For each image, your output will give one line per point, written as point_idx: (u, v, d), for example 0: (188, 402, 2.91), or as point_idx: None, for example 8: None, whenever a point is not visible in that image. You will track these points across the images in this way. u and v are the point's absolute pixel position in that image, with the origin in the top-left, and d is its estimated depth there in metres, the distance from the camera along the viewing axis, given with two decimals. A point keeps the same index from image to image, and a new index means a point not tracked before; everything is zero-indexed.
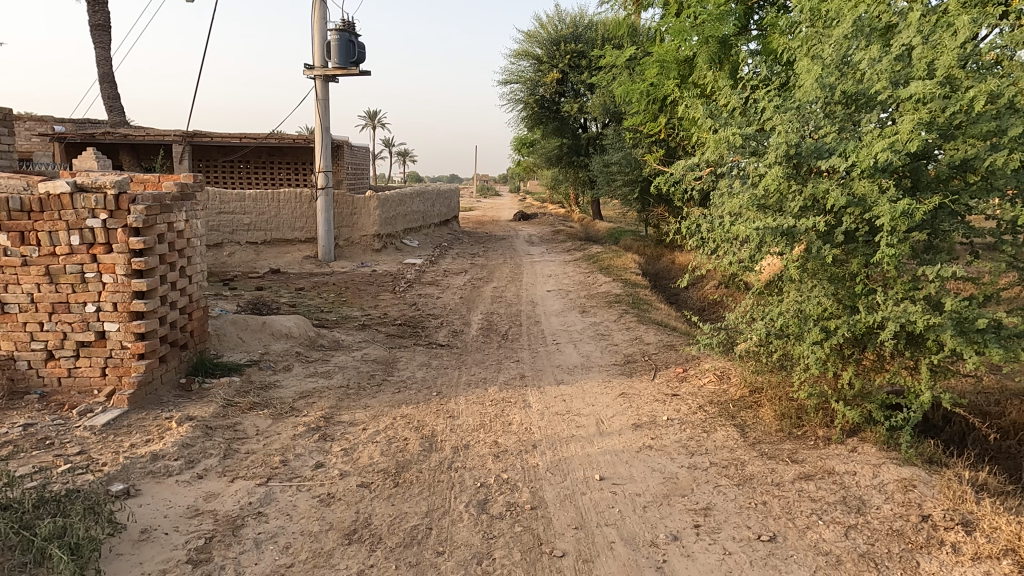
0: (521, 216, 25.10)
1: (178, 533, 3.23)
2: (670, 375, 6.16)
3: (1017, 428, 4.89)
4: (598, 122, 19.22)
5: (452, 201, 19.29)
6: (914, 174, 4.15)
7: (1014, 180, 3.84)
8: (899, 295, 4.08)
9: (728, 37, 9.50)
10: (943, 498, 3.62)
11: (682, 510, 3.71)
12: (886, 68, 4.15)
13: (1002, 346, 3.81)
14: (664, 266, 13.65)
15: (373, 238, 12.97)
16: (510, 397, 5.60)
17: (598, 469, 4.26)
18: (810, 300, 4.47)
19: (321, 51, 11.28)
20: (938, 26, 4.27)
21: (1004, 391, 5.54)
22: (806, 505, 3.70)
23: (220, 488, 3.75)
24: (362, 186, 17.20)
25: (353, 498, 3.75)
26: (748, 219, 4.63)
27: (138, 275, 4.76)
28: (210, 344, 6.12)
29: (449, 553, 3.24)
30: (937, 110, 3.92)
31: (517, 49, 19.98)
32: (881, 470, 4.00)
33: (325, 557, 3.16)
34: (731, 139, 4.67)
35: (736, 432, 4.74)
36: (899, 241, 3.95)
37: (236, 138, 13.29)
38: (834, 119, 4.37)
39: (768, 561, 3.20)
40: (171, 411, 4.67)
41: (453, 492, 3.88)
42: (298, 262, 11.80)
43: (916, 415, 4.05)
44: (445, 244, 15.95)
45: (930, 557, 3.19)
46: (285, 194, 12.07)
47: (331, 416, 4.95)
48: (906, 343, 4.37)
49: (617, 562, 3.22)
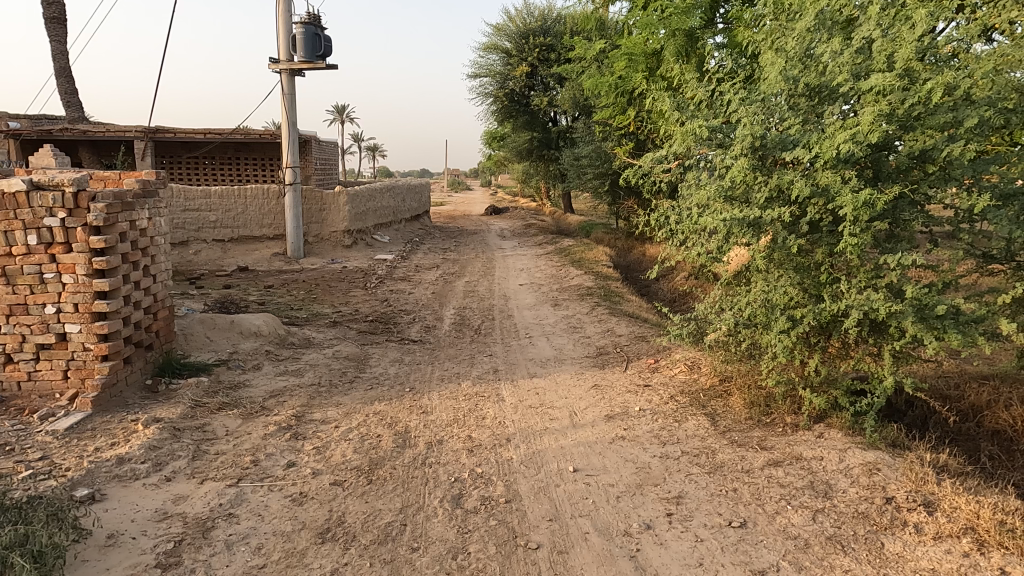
0: (492, 210, 25.03)
1: (146, 538, 3.17)
2: (642, 366, 6.22)
3: (975, 411, 5.12)
4: (568, 116, 19.29)
5: (423, 195, 19.19)
6: (875, 165, 4.23)
7: (970, 170, 3.94)
8: (862, 283, 4.18)
9: (694, 30, 9.61)
10: (906, 480, 3.71)
11: (655, 499, 3.76)
12: (847, 61, 4.23)
13: (961, 331, 3.91)
14: (635, 258, 13.80)
15: (344, 234, 12.85)
16: (483, 392, 5.60)
17: (571, 460, 4.28)
18: (777, 290, 4.55)
19: (286, 45, 11.09)
20: (896, 20, 4.34)
21: (962, 374, 5.76)
22: (774, 490, 3.77)
23: (189, 490, 3.69)
24: (331, 182, 16.97)
25: (326, 496, 3.72)
26: (715, 210, 4.67)
27: (100, 275, 4.64)
28: (177, 344, 6.00)
29: (424, 549, 3.24)
30: (896, 102, 3.99)
31: (486, 42, 19.91)
32: (847, 454, 4.09)
33: (298, 557, 3.13)
34: (698, 131, 4.73)
35: (707, 421, 4.81)
36: (862, 231, 4.03)
37: (200, 134, 13.00)
38: (798, 111, 4.44)
39: (739, 546, 3.26)
40: (137, 413, 4.56)
41: (427, 488, 3.87)
42: (267, 260, 11.60)
43: (879, 400, 4.15)
44: (416, 240, 15.86)
45: (894, 537, 3.28)
46: (252, 190, 11.87)
47: (303, 415, 4.90)
48: (870, 330, 4.48)
49: (591, 552, 3.25)
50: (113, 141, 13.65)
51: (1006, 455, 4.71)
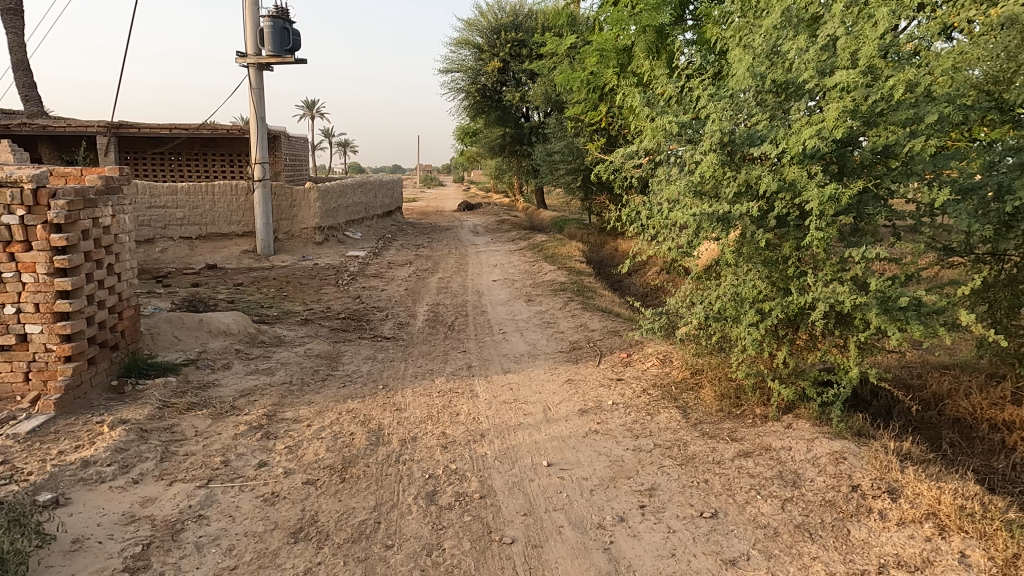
0: (464, 206, 24.97)
1: (113, 541, 3.11)
2: (615, 360, 6.28)
3: (937, 399, 5.29)
4: (540, 111, 19.31)
5: (395, 191, 19.05)
6: (840, 161, 4.31)
7: (930, 165, 4.04)
8: (828, 276, 4.26)
9: (664, 27, 9.69)
10: (871, 468, 3.80)
11: (628, 492, 3.80)
12: (813, 58, 4.29)
13: (922, 322, 3.99)
14: (607, 253, 13.90)
15: (314, 231, 12.70)
16: (457, 388, 5.60)
17: (545, 455, 4.30)
18: (745, 283, 4.62)
19: (254, 39, 10.91)
20: (860, 17, 4.41)
21: (925, 364, 5.92)
22: (745, 480, 3.84)
23: (157, 492, 3.62)
24: (302, 178, 16.75)
25: (298, 495, 3.68)
26: (685, 205, 4.72)
27: (61, 274, 4.52)
28: (143, 344, 5.88)
29: (399, 546, 3.23)
30: (860, 98, 4.07)
31: (457, 37, 19.80)
32: (815, 444, 4.17)
33: (271, 557, 3.09)
34: (668, 127, 4.77)
35: (679, 414, 4.88)
36: (827, 225, 4.11)
37: (165, 129, 12.72)
38: (766, 107, 4.50)
39: (710, 536, 3.31)
40: (103, 415, 4.47)
41: (401, 485, 3.85)
42: (236, 257, 11.43)
43: (845, 390, 4.24)
44: (388, 236, 15.75)
45: (859, 524, 3.36)
46: (220, 187, 11.66)
47: (274, 414, 4.84)
48: (836, 322, 4.57)
49: (565, 546, 3.27)
50: (74, 136, 13.27)
51: (965, 442, 4.88)
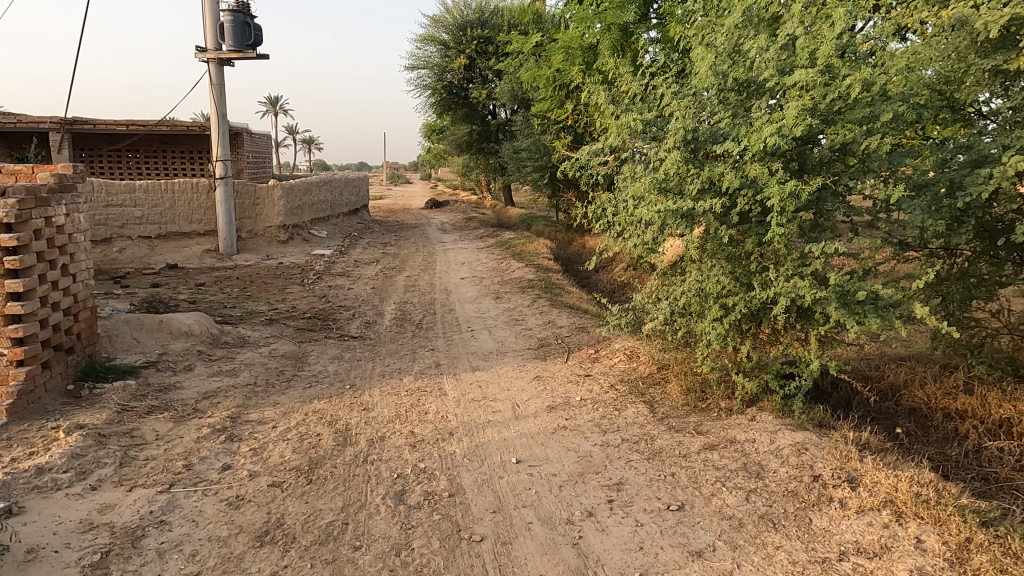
0: (432, 203, 24.83)
1: (69, 550, 3.02)
2: (582, 356, 6.31)
3: (894, 390, 5.44)
4: (507, 109, 19.32)
5: (362, 189, 18.86)
6: (800, 158, 4.39)
7: (887, 162, 4.15)
8: (789, 272, 4.34)
9: (629, 25, 9.78)
10: (832, 458, 3.90)
11: (596, 487, 3.83)
12: (773, 57, 4.37)
13: (880, 315, 4.09)
14: (574, 250, 13.98)
15: (279, 229, 12.50)
16: (425, 386, 5.57)
17: (514, 452, 4.31)
18: (710, 279, 4.68)
19: (214, 34, 10.68)
20: (818, 18, 4.51)
21: (882, 356, 6.10)
22: (710, 473, 3.90)
23: (117, 498, 3.53)
24: (265, 175, 16.48)
25: (264, 498, 3.62)
26: (651, 201, 4.77)
27: (13, 275, 4.37)
28: (101, 347, 5.71)
29: (367, 547, 3.20)
30: (819, 97, 4.16)
31: (423, 34, 19.68)
32: (777, 435, 4.25)
33: (235, 562, 3.04)
34: (633, 125, 4.81)
35: (646, 408, 4.93)
36: (788, 221, 4.19)
37: (122, 126, 12.38)
38: (728, 105, 4.57)
39: (677, 528, 3.36)
40: (58, 420, 4.33)
41: (369, 485, 3.82)
42: (197, 257, 11.18)
43: (806, 383, 4.33)
44: (355, 234, 15.60)
45: (821, 513, 3.44)
46: (180, 184, 11.40)
47: (238, 416, 4.75)
48: (797, 316, 4.67)
49: (534, 542, 3.28)
50: (25, 132, 12.81)
51: (921, 431, 5.03)
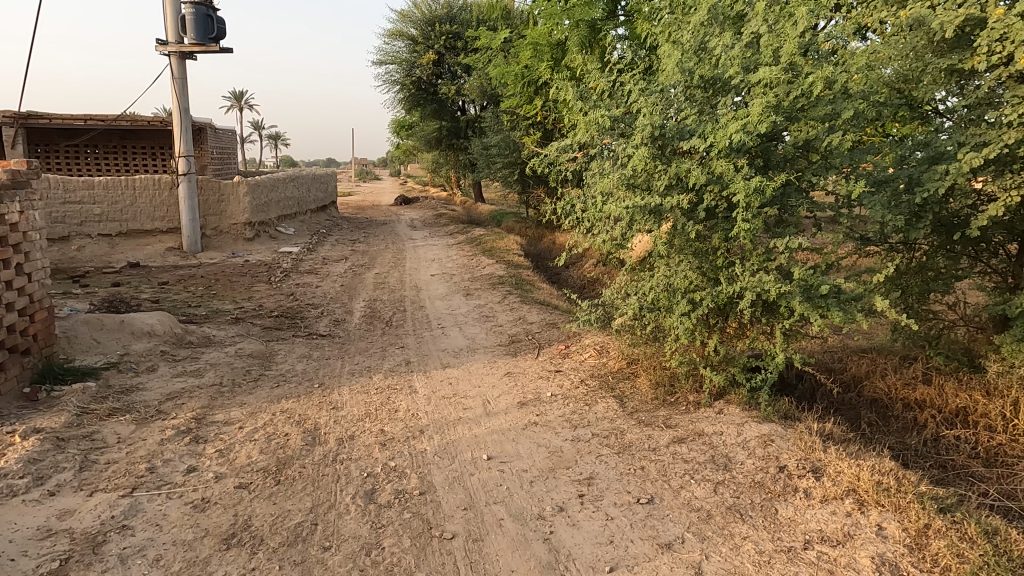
0: (401, 200, 24.65)
1: (26, 558, 2.93)
2: (552, 352, 6.33)
3: (856, 381, 5.57)
4: (476, 105, 19.27)
5: (330, 185, 18.62)
6: (765, 154, 4.46)
7: (848, 158, 4.24)
8: (755, 266, 4.40)
9: (597, 22, 9.83)
10: (797, 449, 3.98)
11: (567, 482, 3.85)
12: (738, 55, 4.43)
13: (842, 309, 4.17)
14: (544, 247, 14.01)
15: (244, 227, 12.27)
16: (395, 384, 5.53)
17: (485, 448, 4.31)
18: (677, 274, 4.72)
19: (175, 27, 10.46)
20: (781, 16, 4.60)
21: (845, 348, 6.24)
22: (679, 466, 3.95)
23: (77, 503, 3.43)
24: (230, 171, 16.16)
25: (230, 500, 3.56)
26: (619, 197, 4.80)
27: None
28: (59, 348, 5.54)
29: (337, 547, 3.17)
30: (782, 94, 4.23)
31: (391, 29, 19.51)
32: (744, 428, 4.32)
33: (201, 566, 2.98)
34: (601, 121, 4.83)
35: (616, 403, 4.97)
36: (753, 217, 4.25)
37: (80, 120, 12.02)
38: (694, 102, 4.62)
39: (647, 522, 3.39)
40: (14, 424, 4.19)
41: (339, 485, 3.78)
42: (160, 255, 10.93)
43: (772, 375, 4.41)
44: (323, 231, 15.40)
45: (786, 502, 3.51)
46: (141, 181, 11.12)
47: (204, 417, 4.66)
48: (762, 311, 4.75)
49: (505, 538, 3.28)
50: None
51: (882, 421, 5.17)
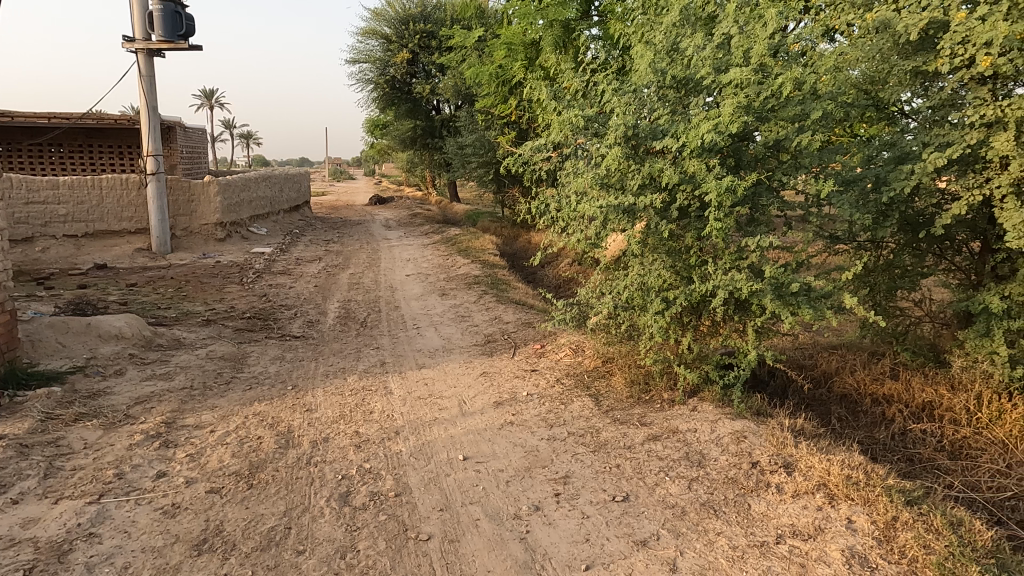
0: (376, 200, 24.48)
1: None
2: (528, 351, 6.34)
3: (826, 377, 5.66)
4: (451, 104, 19.22)
5: (303, 185, 18.43)
6: (736, 154, 4.51)
7: (817, 158, 4.31)
8: (727, 265, 4.45)
9: (570, 22, 9.85)
10: (769, 445, 4.04)
11: (543, 481, 3.85)
12: (709, 56, 4.47)
13: (812, 306, 4.24)
14: (520, 246, 14.02)
15: (215, 227, 12.08)
16: (370, 386, 5.49)
17: (461, 449, 4.29)
18: (652, 273, 4.76)
19: (143, 23, 10.26)
20: (751, 18, 4.66)
21: (815, 345, 6.34)
22: (654, 463, 3.98)
23: (41, 511, 3.34)
24: (200, 171, 15.89)
25: (201, 505, 3.50)
26: (593, 197, 4.81)
27: None
28: (22, 352, 5.40)
29: (311, 551, 3.13)
30: (753, 95, 4.28)
31: (364, 27, 19.36)
32: (718, 425, 4.37)
33: (171, 573, 2.93)
34: (575, 121, 4.83)
35: (591, 401, 4.99)
36: (725, 216, 4.29)
37: (43, 119, 11.72)
38: (666, 102, 4.65)
39: (622, 519, 3.41)
40: None
41: (313, 488, 3.73)
42: (128, 256, 10.71)
43: (744, 372, 4.47)
44: (296, 231, 15.22)
45: (759, 498, 3.55)
46: (109, 180, 10.88)
47: (174, 421, 4.58)
48: (735, 309, 4.81)
49: (481, 538, 3.28)
50: None
51: (851, 416, 5.26)
